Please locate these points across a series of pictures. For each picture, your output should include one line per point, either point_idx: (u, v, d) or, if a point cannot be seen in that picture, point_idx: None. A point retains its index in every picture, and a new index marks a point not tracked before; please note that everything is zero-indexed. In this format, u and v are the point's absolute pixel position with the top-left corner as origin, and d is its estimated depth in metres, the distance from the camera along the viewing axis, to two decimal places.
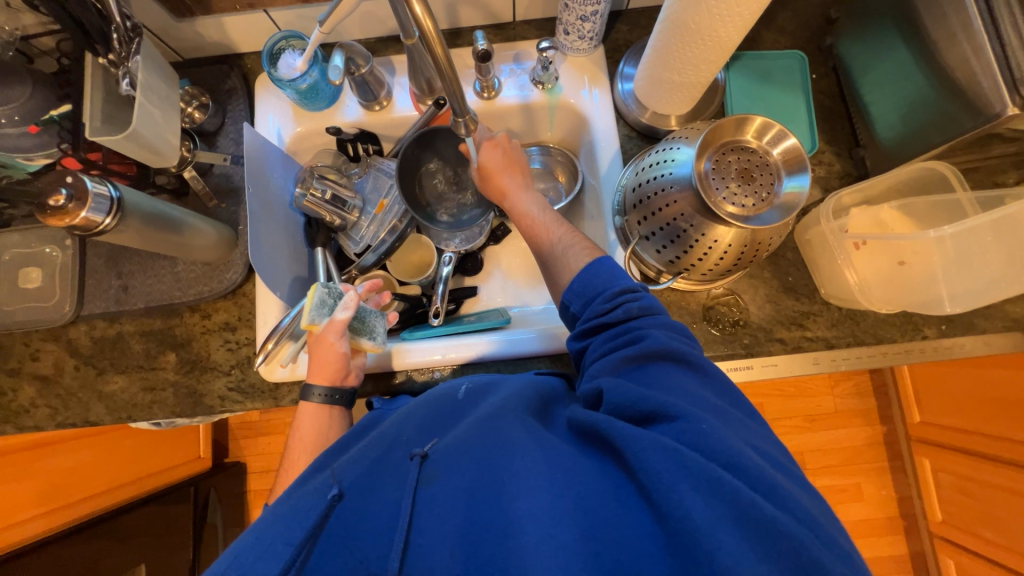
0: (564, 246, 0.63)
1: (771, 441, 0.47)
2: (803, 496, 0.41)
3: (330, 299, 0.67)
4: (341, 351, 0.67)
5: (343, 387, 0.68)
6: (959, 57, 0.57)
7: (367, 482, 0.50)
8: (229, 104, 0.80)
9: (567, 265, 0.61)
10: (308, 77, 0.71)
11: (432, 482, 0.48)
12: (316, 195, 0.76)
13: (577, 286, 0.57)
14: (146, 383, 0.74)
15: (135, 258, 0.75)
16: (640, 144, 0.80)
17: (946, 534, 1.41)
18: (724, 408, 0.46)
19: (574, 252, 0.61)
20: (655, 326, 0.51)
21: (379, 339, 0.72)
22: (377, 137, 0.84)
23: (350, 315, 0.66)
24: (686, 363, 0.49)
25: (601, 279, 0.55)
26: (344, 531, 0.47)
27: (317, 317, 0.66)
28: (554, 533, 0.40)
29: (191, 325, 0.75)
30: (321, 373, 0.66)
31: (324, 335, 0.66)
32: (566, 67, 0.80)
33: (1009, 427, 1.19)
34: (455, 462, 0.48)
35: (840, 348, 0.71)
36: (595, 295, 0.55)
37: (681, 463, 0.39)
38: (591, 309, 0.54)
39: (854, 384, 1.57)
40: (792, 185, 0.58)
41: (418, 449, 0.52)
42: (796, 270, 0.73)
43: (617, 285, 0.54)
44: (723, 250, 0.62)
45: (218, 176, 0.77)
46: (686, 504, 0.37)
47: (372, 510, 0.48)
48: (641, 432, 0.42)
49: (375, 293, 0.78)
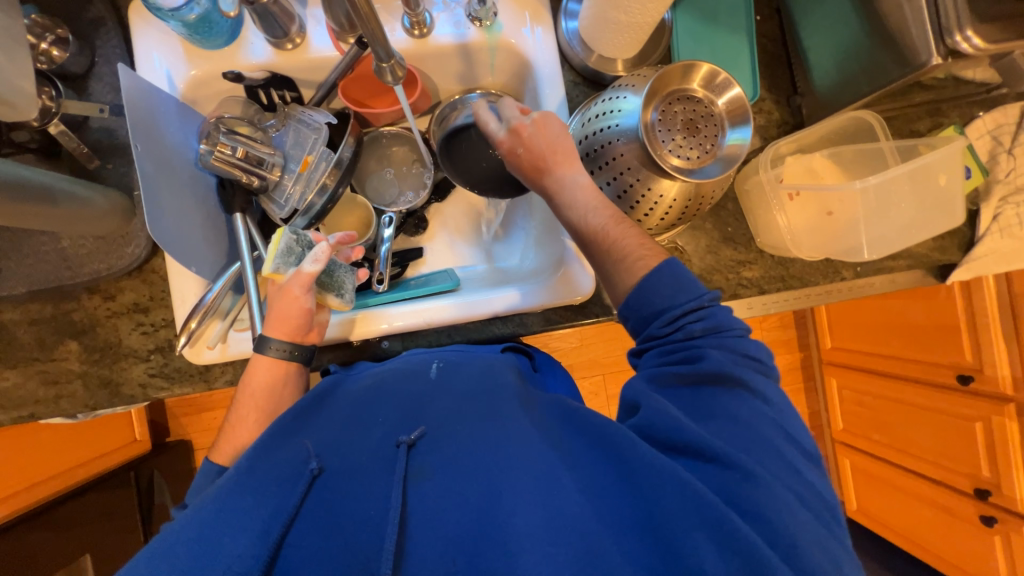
0: (618, 259, 0.56)
1: (816, 489, 0.47)
2: (817, 541, 0.43)
3: (297, 248, 0.64)
4: (307, 306, 0.62)
5: (304, 345, 0.64)
6: (893, 2, 0.57)
7: (350, 468, 0.49)
8: (97, 38, 0.66)
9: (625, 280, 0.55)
10: (196, 6, 0.59)
11: (424, 480, 0.48)
12: (226, 153, 0.67)
13: (633, 302, 0.55)
14: (47, 377, 0.65)
15: (2, 234, 0.63)
16: (586, 91, 0.76)
17: (845, 439, 1.65)
18: (775, 446, 0.47)
19: (627, 266, 0.55)
20: (715, 346, 0.51)
21: (347, 296, 0.69)
22: (293, 82, 0.72)
23: (320, 268, 0.61)
24: (741, 386, 0.50)
25: (665, 297, 0.53)
26: (322, 514, 0.47)
27: (283, 266, 0.63)
28: (554, 550, 0.42)
29: (93, 308, 0.66)
30: (281, 328, 0.62)
31: (289, 286, 0.61)
32: (506, 0, 0.72)
33: (900, 348, 1.39)
34: (455, 463, 0.49)
35: (770, 293, 0.76)
36: (654, 314, 0.54)
37: (699, 504, 0.42)
38: (650, 328, 0.54)
39: (779, 318, 1.73)
40: (735, 137, 0.58)
41: (405, 436, 0.50)
42: (735, 220, 0.75)
43: (682, 304, 0.53)
44: (668, 205, 0.62)
45: (97, 131, 0.65)
46: (702, 551, 0.41)
47: (356, 495, 0.47)
48: (666, 467, 0.45)
49: (347, 246, 0.74)
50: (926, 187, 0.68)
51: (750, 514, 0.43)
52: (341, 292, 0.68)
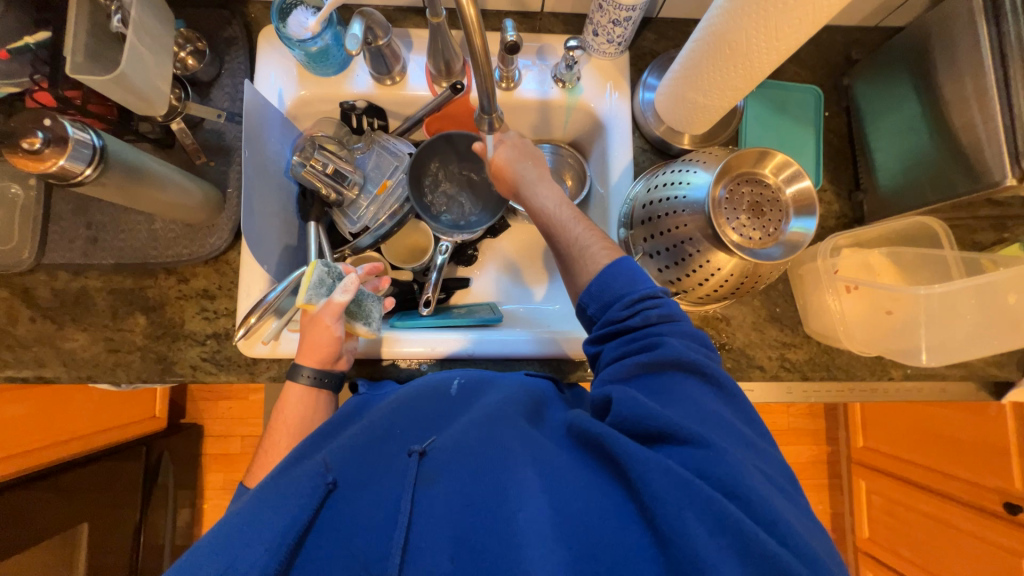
0: (581, 246, 0.62)
1: (781, 467, 0.50)
2: (800, 522, 0.43)
3: (328, 279, 0.66)
4: (336, 335, 0.64)
5: (333, 371, 0.66)
6: (968, 121, 0.60)
7: (363, 475, 0.51)
8: (227, 54, 0.74)
9: (585, 266, 0.60)
10: (319, 40, 0.67)
11: (432, 483, 0.48)
12: (316, 167, 0.72)
13: (594, 287, 0.57)
14: (111, 345, 0.69)
15: (108, 209, 0.70)
16: (651, 158, 0.79)
17: (871, 550, 1.54)
18: (735, 427, 0.48)
19: (593, 250, 0.60)
20: (673, 332, 0.53)
21: (373, 325, 0.71)
22: (384, 112, 0.80)
23: (349, 299, 0.63)
24: (702, 374, 0.51)
25: (621, 284, 0.56)
26: (338, 522, 0.47)
27: (314, 297, 0.63)
28: (556, 547, 0.42)
29: (166, 288, 0.71)
30: (312, 356, 0.64)
31: (321, 317, 0.63)
32: (589, 68, 0.78)
33: (940, 460, 1.31)
34: (457, 463, 0.50)
35: (814, 380, 0.75)
36: (612, 300, 0.56)
37: (687, 490, 0.41)
38: (609, 314, 0.55)
39: (808, 406, 1.66)
40: (798, 226, 0.60)
41: (416, 446, 0.52)
42: (785, 302, 0.75)
43: (638, 291, 0.55)
44: (723, 278, 0.63)
45: (208, 132, 0.72)
46: (691, 529, 0.40)
47: (369, 503, 0.48)
48: (649, 455, 0.44)
49: (373, 277, 0.76)
50: (995, 305, 0.66)
51: (735, 495, 0.42)
52: (371, 325, 0.70)
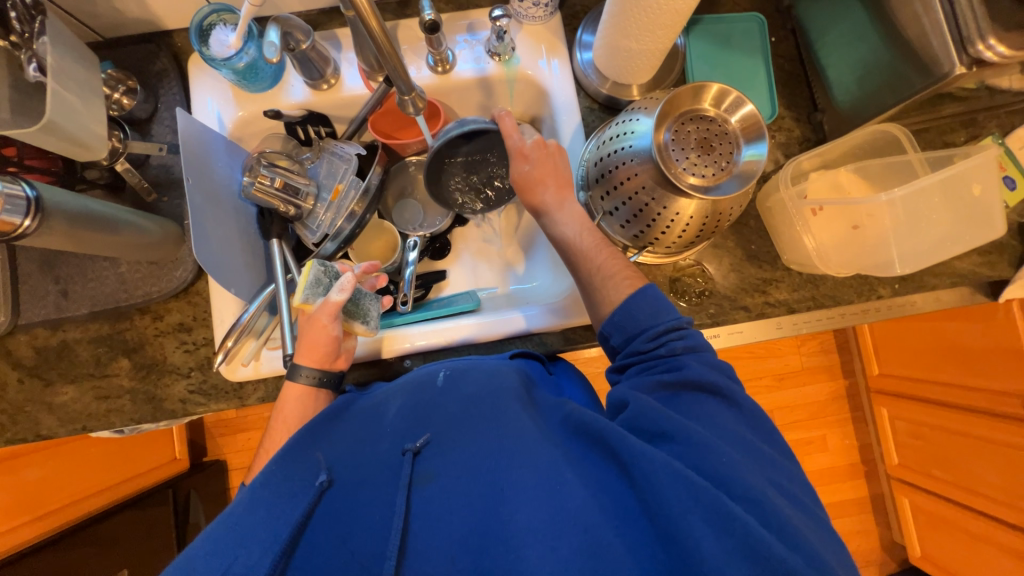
0: (602, 276, 0.61)
1: (804, 484, 0.48)
2: (815, 536, 0.43)
3: (325, 279, 0.67)
4: (335, 334, 0.64)
5: (332, 371, 0.66)
6: (910, 15, 0.57)
7: (357, 476, 0.51)
8: (161, 87, 0.74)
9: (606, 296, 0.60)
10: (244, 55, 0.66)
11: (428, 483, 0.49)
12: (265, 183, 0.71)
13: (617, 318, 0.57)
14: (100, 392, 0.70)
15: (72, 261, 0.70)
16: (602, 116, 0.78)
17: (902, 476, 1.52)
18: (751, 443, 0.47)
19: (614, 282, 0.59)
20: (696, 359, 0.52)
21: (372, 323, 0.71)
22: (328, 118, 0.79)
23: (346, 297, 0.63)
24: (721, 395, 0.50)
25: (646, 314, 0.55)
26: (334, 522, 0.48)
27: (311, 296, 0.65)
28: (556, 546, 0.42)
29: (143, 328, 0.72)
30: (311, 355, 0.64)
31: (318, 316, 0.63)
32: (523, 36, 0.76)
33: (956, 373, 1.29)
34: (453, 462, 0.50)
35: (801, 312, 0.73)
36: (636, 332, 0.56)
37: (692, 489, 0.41)
38: (632, 346, 0.55)
39: (818, 343, 1.64)
40: (751, 153, 0.58)
41: (411, 444, 0.52)
42: (759, 238, 0.74)
43: (662, 322, 0.55)
44: (685, 223, 0.62)
45: (156, 168, 0.72)
46: (698, 535, 0.39)
47: (365, 502, 0.48)
48: (656, 455, 0.43)
49: (372, 274, 0.75)
50: (964, 201, 0.65)
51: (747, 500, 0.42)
52: (369, 322, 0.70)
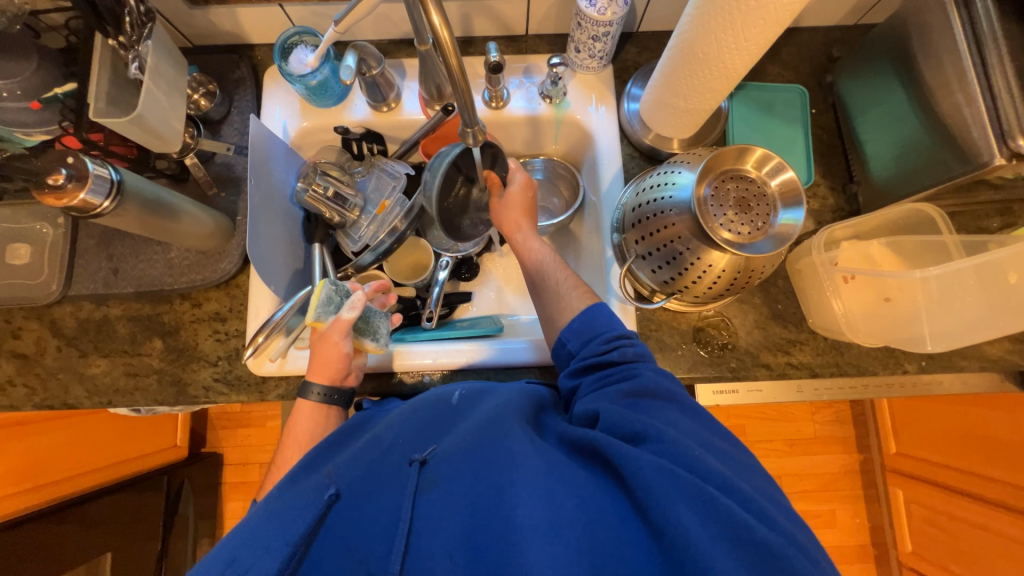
0: (564, 288, 0.65)
1: (762, 474, 0.49)
2: (793, 524, 0.43)
3: (336, 297, 0.67)
4: (344, 352, 0.65)
5: (342, 389, 0.67)
6: (952, 105, 0.60)
7: (365, 486, 0.51)
8: (236, 93, 0.80)
9: (566, 307, 0.64)
10: (319, 74, 0.72)
11: (432, 488, 0.49)
12: (317, 191, 0.76)
13: (576, 324, 0.59)
14: (129, 369, 0.73)
15: (128, 241, 0.74)
16: (642, 164, 0.81)
17: (914, 565, 1.44)
18: (713, 442, 0.48)
19: (576, 294, 0.64)
20: (648, 367, 0.55)
21: (382, 340, 0.71)
22: (383, 137, 0.84)
23: (356, 316, 0.64)
24: (676, 401, 0.52)
25: (601, 322, 0.59)
26: (343, 531, 0.49)
27: (323, 314, 0.65)
28: (554, 542, 0.41)
29: (181, 313, 0.75)
30: (322, 372, 0.65)
31: (330, 334, 0.64)
32: (575, 83, 0.81)
33: (978, 463, 1.24)
34: (455, 466, 0.50)
35: (823, 377, 0.73)
36: (593, 336, 0.58)
37: (679, 484, 0.41)
38: (588, 349, 0.57)
39: (834, 412, 1.60)
40: (786, 218, 0.60)
41: (417, 455, 0.53)
42: (786, 298, 0.75)
43: (615, 329, 0.58)
44: (716, 275, 0.63)
45: (219, 165, 0.77)
46: (685, 521, 0.39)
47: (372, 513, 0.49)
48: (640, 452, 0.44)
49: (381, 292, 0.77)
50: (997, 286, 0.65)
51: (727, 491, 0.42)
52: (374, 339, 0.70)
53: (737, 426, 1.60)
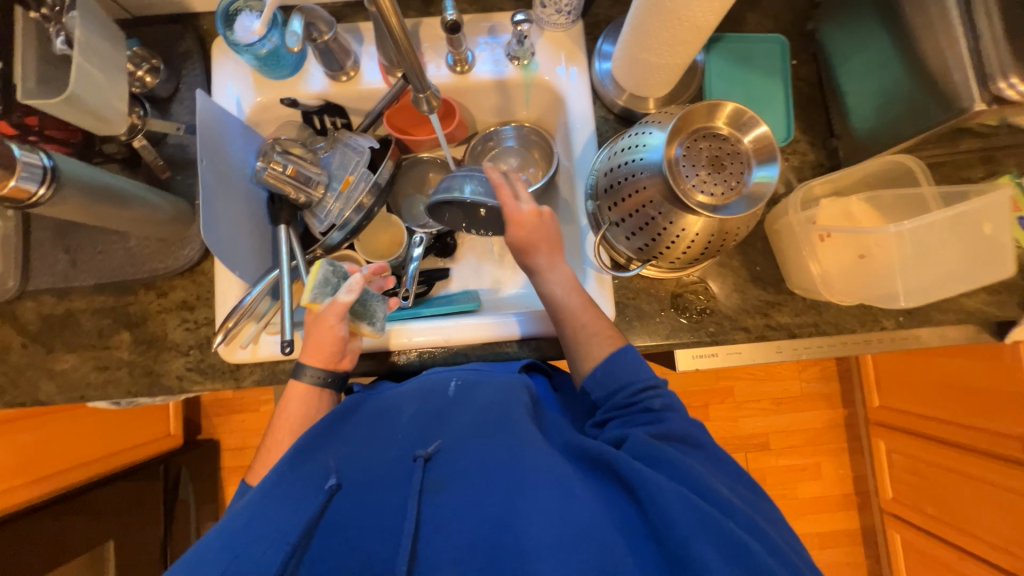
0: (587, 333, 0.60)
1: (781, 522, 0.51)
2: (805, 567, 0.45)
3: (334, 279, 0.66)
4: (341, 336, 0.64)
5: (337, 372, 0.66)
6: (933, 49, 0.57)
7: (368, 480, 0.51)
8: (184, 68, 0.75)
9: (589, 351, 0.60)
10: (267, 42, 0.68)
11: (438, 491, 0.50)
12: (277, 170, 0.72)
13: (599, 374, 0.57)
14: (99, 363, 0.71)
15: (83, 231, 0.71)
16: (617, 127, 0.78)
17: (895, 510, 1.51)
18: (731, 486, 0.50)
19: (598, 340, 0.59)
20: (674, 414, 0.54)
21: (379, 324, 0.70)
22: (345, 110, 0.80)
23: (354, 298, 0.63)
24: (699, 445, 0.52)
25: (624, 371, 0.56)
26: (345, 522, 0.49)
27: (319, 296, 0.65)
28: (568, 556, 0.42)
29: (146, 303, 0.72)
30: (317, 355, 0.64)
31: (325, 317, 0.63)
32: (543, 42, 0.77)
33: (958, 411, 1.27)
34: (461, 469, 0.51)
35: (802, 337, 0.73)
36: (616, 387, 0.56)
37: (698, 516, 0.43)
38: (612, 402, 0.56)
39: (819, 370, 1.64)
40: (761, 175, 0.58)
41: (422, 451, 0.53)
42: (765, 259, 0.74)
43: (639, 379, 0.55)
44: (690, 239, 0.61)
45: (172, 147, 0.73)
46: (707, 560, 0.41)
47: (375, 509, 0.49)
48: (663, 482, 0.44)
49: (380, 275, 0.75)
50: (974, 237, 0.64)
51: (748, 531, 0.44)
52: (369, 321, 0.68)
53: (726, 387, 1.63)
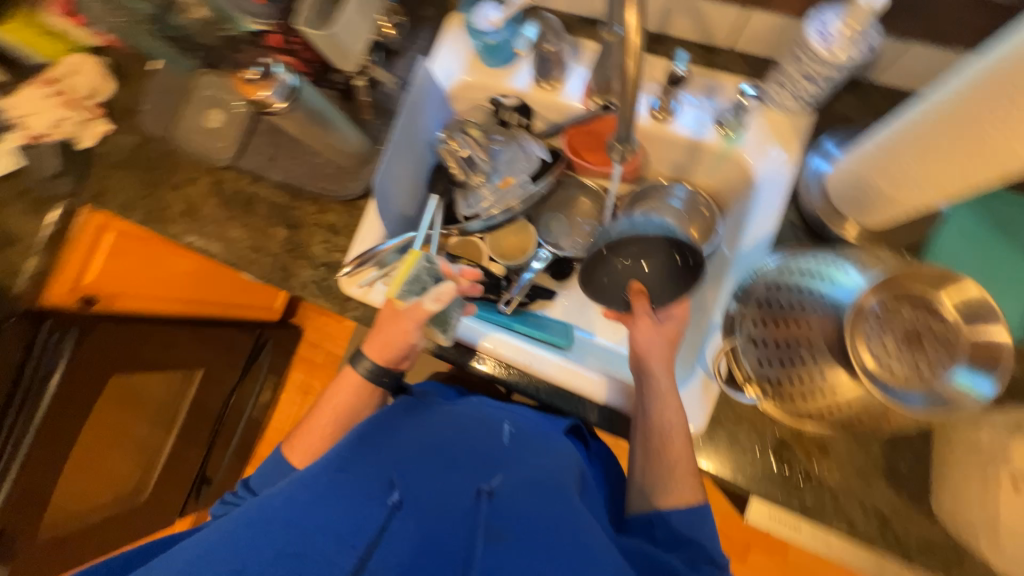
0: (676, 469, 0.60)
1: None
2: None
3: (425, 278, 0.66)
4: (411, 343, 0.66)
5: (393, 371, 0.69)
6: None
7: (429, 499, 0.54)
8: (420, 30, 0.83)
9: (663, 485, 0.61)
10: (498, 35, 0.72)
11: (500, 542, 0.51)
12: (454, 147, 0.79)
13: (683, 523, 0.59)
14: (255, 244, 0.84)
15: (290, 136, 0.83)
16: (799, 237, 0.69)
17: None
18: None
19: (678, 482, 0.60)
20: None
21: (448, 335, 0.70)
22: (532, 112, 0.81)
23: (436, 308, 0.62)
24: None
25: (704, 533, 0.59)
26: (407, 539, 0.51)
27: (407, 292, 0.65)
28: None
29: (307, 213, 0.83)
30: (380, 348, 0.67)
31: (405, 317, 0.64)
32: (759, 120, 0.70)
33: None
34: (518, 523, 0.53)
35: (915, 567, 0.59)
36: (681, 541, 0.59)
37: None
38: (669, 542, 0.59)
39: None
40: (969, 384, 0.48)
41: (484, 486, 0.56)
42: (912, 458, 0.60)
43: (705, 542, 0.59)
44: (839, 403, 0.51)
45: (382, 94, 0.81)
46: None
47: (440, 534, 0.51)
48: None
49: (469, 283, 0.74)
50: None
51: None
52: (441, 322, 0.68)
53: (779, 540, 1.40)
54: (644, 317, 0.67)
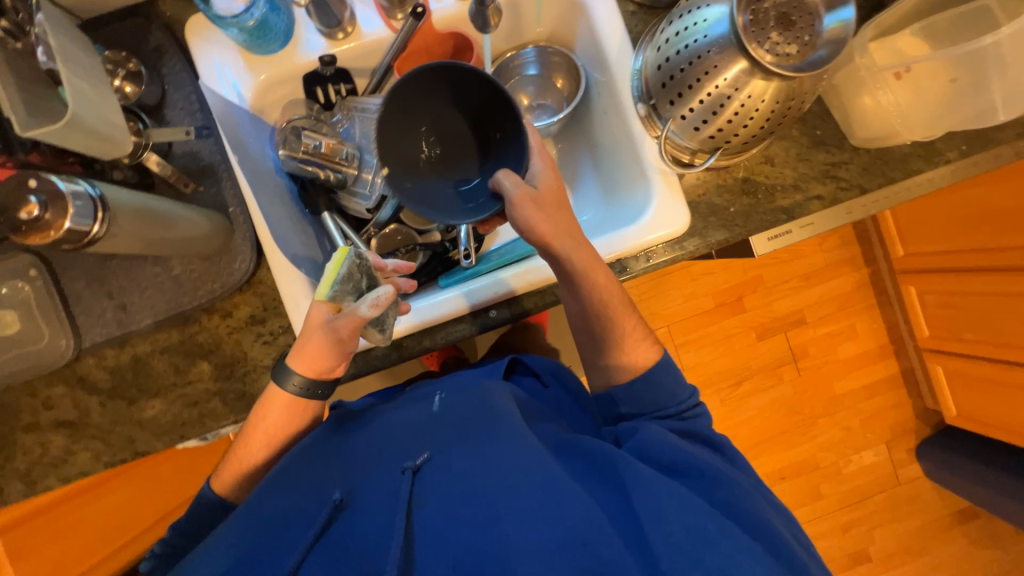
0: (622, 335, 0.65)
1: (767, 499, 0.57)
2: (778, 525, 0.52)
3: (357, 276, 0.59)
4: (343, 350, 0.59)
5: (324, 381, 0.61)
6: None
7: (368, 495, 0.53)
8: (162, 65, 0.66)
9: (619, 356, 0.65)
10: (255, 10, 0.60)
11: (423, 506, 0.51)
12: (309, 152, 0.68)
13: (636, 390, 0.63)
14: (187, 400, 0.68)
15: (123, 271, 0.66)
16: (645, 19, 0.72)
17: (934, 346, 1.60)
18: (737, 482, 0.54)
19: (628, 343, 0.65)
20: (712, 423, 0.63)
21: (386, 336, 0.62)
22: (349, 74, 0.72)
23: (372, 315, 0.55)
24: (716, 446, 0.61)
25: (665, 390, 0.63)
26: (340, 540, 0.50)
27: (338, 293, 0.58)
28: (548, 564, 0.45)
29: (214, 329, 0.68)
30: (307, 363, 0.59)
31: (336, 326, 0.56)
32: None
33: (984, 238, 1.31)
34: (447, 484, 0.52)
35: (873, 192, 0.72)
36: (661, 403, 0.63)
37: (672, 493, 0.49)
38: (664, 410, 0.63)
39: (839, 237, 1.67)
40: (835, 21, 0.53)
41: (410, 462, 0.54)
42: (823, 121, 0.71)
43: (683, 398, 0.63)
44: (767, 112, 0.58)
45: (182, 157, 0.66)
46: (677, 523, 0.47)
47: (372, 523, 0.50)
48: (651, 476, 0.50)
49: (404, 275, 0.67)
50: None
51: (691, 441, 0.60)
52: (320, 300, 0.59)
53: (755, 277, 1.66)
54: (524, 194, 0.59)
